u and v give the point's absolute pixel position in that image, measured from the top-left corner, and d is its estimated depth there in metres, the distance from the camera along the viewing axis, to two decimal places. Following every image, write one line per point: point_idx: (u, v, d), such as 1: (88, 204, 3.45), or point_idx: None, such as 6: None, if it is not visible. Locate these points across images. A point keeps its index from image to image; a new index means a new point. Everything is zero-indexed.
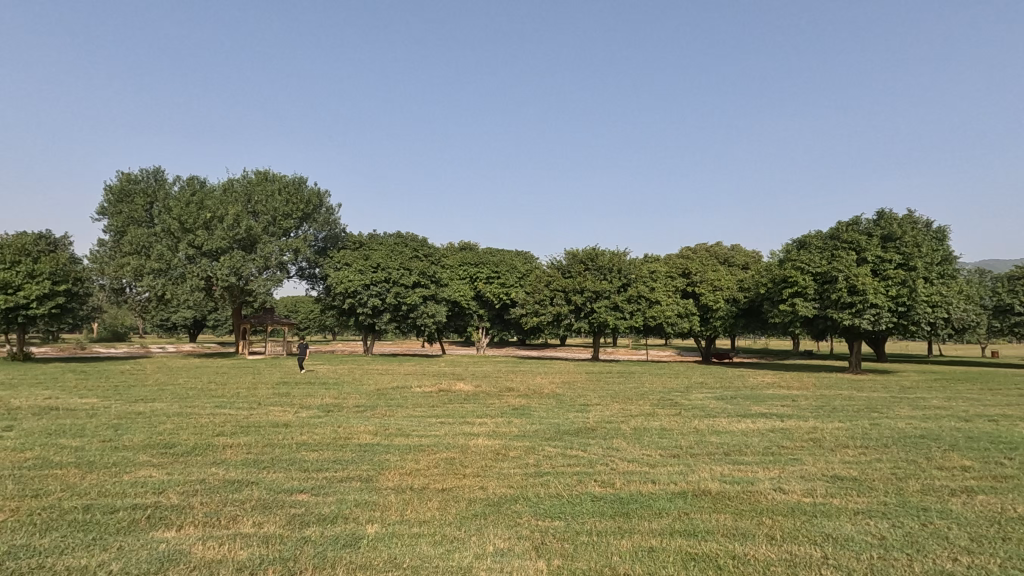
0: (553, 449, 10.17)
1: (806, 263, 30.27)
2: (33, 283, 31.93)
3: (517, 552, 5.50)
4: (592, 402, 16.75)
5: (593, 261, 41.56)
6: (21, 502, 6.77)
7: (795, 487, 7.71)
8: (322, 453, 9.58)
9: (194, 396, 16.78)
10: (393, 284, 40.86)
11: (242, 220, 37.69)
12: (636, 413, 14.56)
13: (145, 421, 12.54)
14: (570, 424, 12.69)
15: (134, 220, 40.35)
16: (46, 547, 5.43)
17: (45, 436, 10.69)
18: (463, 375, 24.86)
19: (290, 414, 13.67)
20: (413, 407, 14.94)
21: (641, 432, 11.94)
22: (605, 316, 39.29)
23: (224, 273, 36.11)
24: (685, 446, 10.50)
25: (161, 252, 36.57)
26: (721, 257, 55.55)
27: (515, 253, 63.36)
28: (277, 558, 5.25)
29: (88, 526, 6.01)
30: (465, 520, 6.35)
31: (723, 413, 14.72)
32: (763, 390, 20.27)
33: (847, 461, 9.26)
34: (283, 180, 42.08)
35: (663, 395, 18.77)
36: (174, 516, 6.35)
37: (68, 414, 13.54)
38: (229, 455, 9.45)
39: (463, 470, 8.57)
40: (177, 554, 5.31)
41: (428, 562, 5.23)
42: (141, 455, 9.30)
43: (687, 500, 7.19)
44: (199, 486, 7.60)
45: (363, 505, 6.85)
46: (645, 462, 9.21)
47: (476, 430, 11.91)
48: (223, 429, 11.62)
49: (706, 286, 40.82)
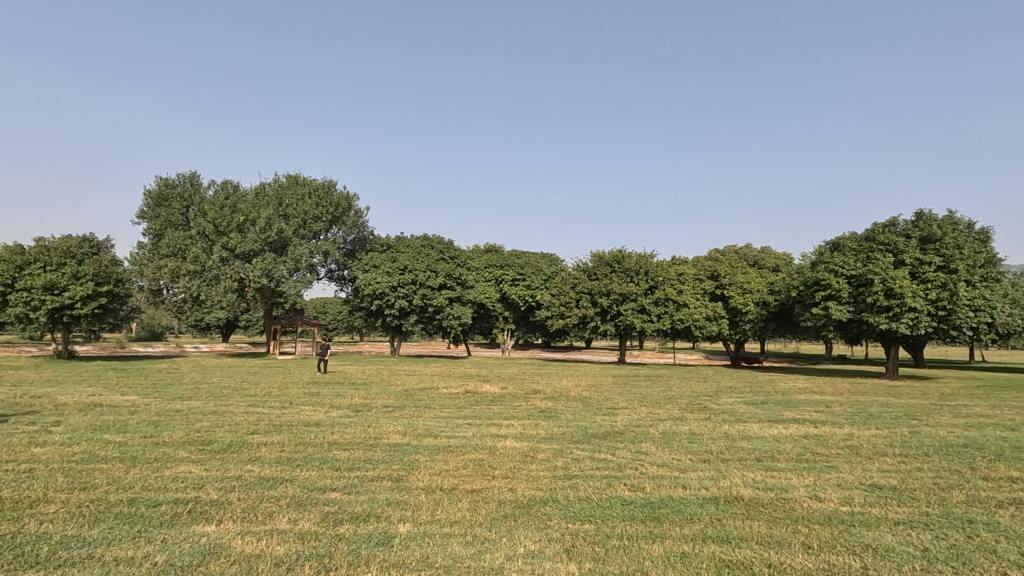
0: (581, 452, 10.13)
1: (840, 265, 29.53)
2: (77, 284, 33.25)
3: (548, 554, 5.50)
4: (619, 405, 16.62)
5: (619, 263, 41.33)
6: (71, 494, 7.06)
7: (831, 495, 7.53)
8: (352, 453, 9.72)
9: (228, 395, 17.20)
10: (420, 285, 41.27)
11: (274, 223, 38.62)
12: (665, 417, 14.39)
13: (183, 419, 12.92)
14: (598, 427, 12.62)
15: (171, 223, 41.54)
16: (95, 537, 5.66)
17: (89, 431, 11.10)
18: (489, 377, 24.92)
19: (320, 413, 13.90)
20: (441, 409, 15.05)
21: (671, 436, 11.80)
22: (632, 318, 38.92)
23: (257, 275, 37.07)
24: (715, 451, 10.35)
25: (196, 254, 37.61)
26: (750, 259, 54.52)
27: (541, 256, 63.30)
28: (313, 554, 5.37)
29: (134, 518, 6.23)
30: (496, 521, 6.38)
31: (753, 418, 14.43)
32: (796, 395, 19.78)
33: (886, 469, 8.99)
34: (314, 184, 42.82)
35: (692, 399, 18.52)
36: (214, 511, 6.55)
37: (111, 410, 14.03)
38: (263, 452, 9.68)
39: (492, 471, 8.63)
40: (219, 547, 5.48)
41: (460, 562, 5.27)
42: (181, 451, 9.60)
43: (719, 505, 7.08)
44: (236, 482, 7.81)
45: (394, 504, 6.93)
46: (675, 466, 9.10)
47: (503, 432, 11.95)
48: (256, 428, 11.91)
49: (735, 288, 40.07)
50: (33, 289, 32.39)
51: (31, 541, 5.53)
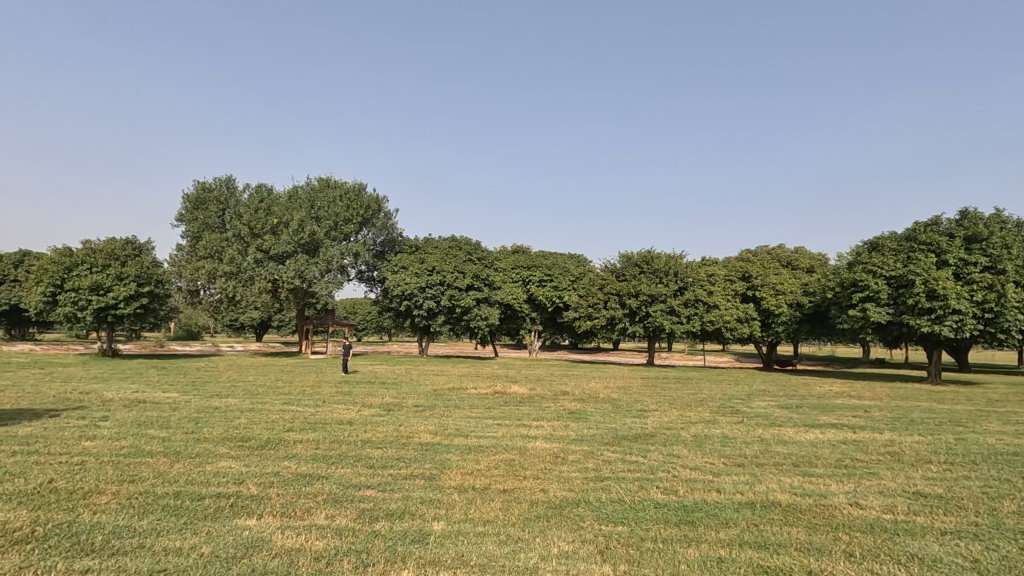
0: (612, 454, 10.07)
1: (878, 265, 28.64)
2: (121, 285, 34.56)
3: (581, 555, 5.50)
4: (650, 407, 16.43)
5: (648, 264, 41.04)
6: (121, 486, 7.37)
7: (873, 502, 7.32)
8: (386, 451, 9.87)
9: (263, 393, 17.62)
10: (448, 287, 41.54)
11: (306, 225, 39.53)
12: (696, 420, 14.19)
13: (221, 416, 13.31)
14: (628, 429, 12.50)
15: (209, 226, 42.76)
16: (146, 527, 5.90)
17: (135, 426, 11.55)
18: (516, 378, 25.12)
19: (352, 412, 14.16)
20: (470, 409, 15.16)
21: (703, 439, 11.64)
22: (661, 320, 38.50)
23: (290, 276, 38.01)
24: (750, 455, 10.17)
25: (232, 255, 38.60)
26: (783, 259, 53.22)
27: (568, 257, 62.91)
28: (351, 549, 5.49)
29: (180, 510, 6.48)
30: (529, 521, 6.41)
31: (789, 422, 14.09)
32: (832, 399, 19.23)
33: (931, 477, 8.68)
34: (344, 186, 43.54)
35: (723, 401, 18.24)
36: (255, 506, 6.74)
37: (154, 407, 14.58)
38: (300, 449, 9.93)
39: (523, 472, 8.67)
40: (261, 541, 5.63)
41: (495, 561, 5.31)
42: (221, 447, 9.92)
43: (755, 510, 6.96)
44: (275, 478, 8.02)
45: (428, 502, 7.03)
46: (709, 470, 8.98)
47: (533, 432, 11.96)
48: (292, 425, 12.20)
49: (767, 289, 38.95)
50: (80, 290, 33.83)
51: (86, 530, 5.79)
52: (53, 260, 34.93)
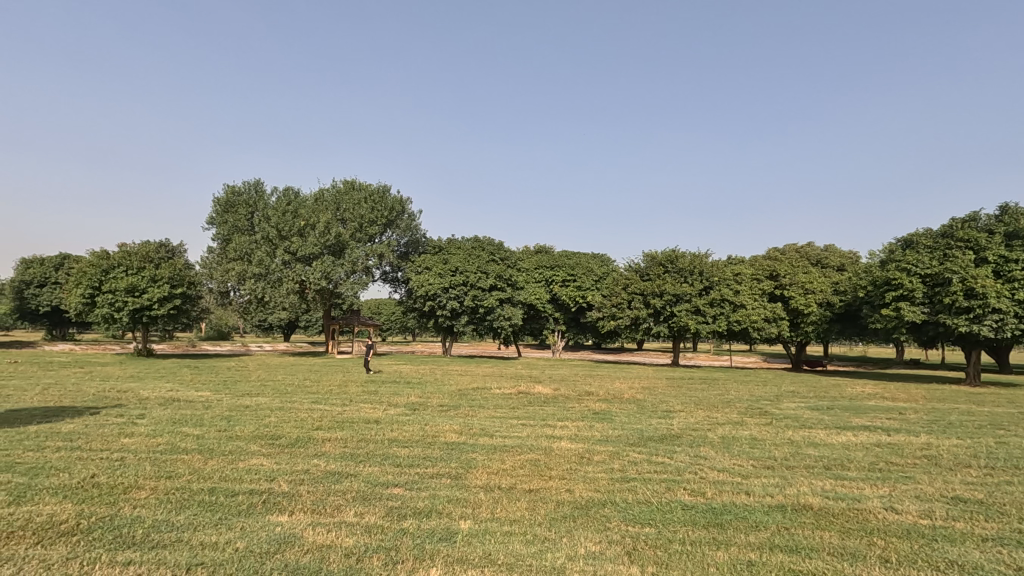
0: (638, 455, 9.99)
1: (913, 263, 27.77)
2: (155, 286, 35.60)
3: (609, 556, 5.48)
4: (675, 408, 16.26)
5: (672, 262, 40.69)
6: (158, 482, 7.61)
7: (909, 507, 7.12)
8: (412, 450, 9.99)
9: (292, 392, 17.97)
10: (471, 287, 41.73)
11: (332, 227, 40.25)
12: (724, 421, 14.00)
13: (252, 414, 13.64)
14: (654, 430, 12.37)
15: (238, 228, 43.72)
16: (183, 522, 6.09)
17: (170, 424, 11.92)
18: (540, 378, 25.14)
19: (379, 411, 14.36)
20: (495, 409, 15.22)
21: (730, 441, 11.47)
22: (685, 320, 38.08)
23: (317, 277, 38.72)
24: (780, 457, 9.98)
25: (261, 257, 39.39)
26: (812, 257, 52.08)
27: (592, 257, 62.54)
28: (380, 546, 5.58)
29: (215, 506, 6.66)
30: (555, 521, 6.42)
31: (820, 424, 13.79)
32: (865, 401, 18.71)
33: (971, 482, 8.39)
34: (369, 189, 44.02)
35: (751, 403, 17.94)
36: (286, 502, 6.89)
37: (188, 405, 14.99)
38: (328, 447, 10.09)
39: (549, 472, 8.67)
40: (292, 537, 5.75)
41: (521, 560, 5.33)
42: (253, 445, 10.16)
43: (786, 514, 6.83)
44: (305, 476, 8.19)
45: (455, 501, 7.09)
46: (737, 472, 8.84)
47: (558, 433, 11.94)
48: (320, 424, 12.42)
49: (796, 288, 38.05)
50: (117, 291, 34.99)
51: (127, 523, 5.99)
52: (91, 263, 36.18)
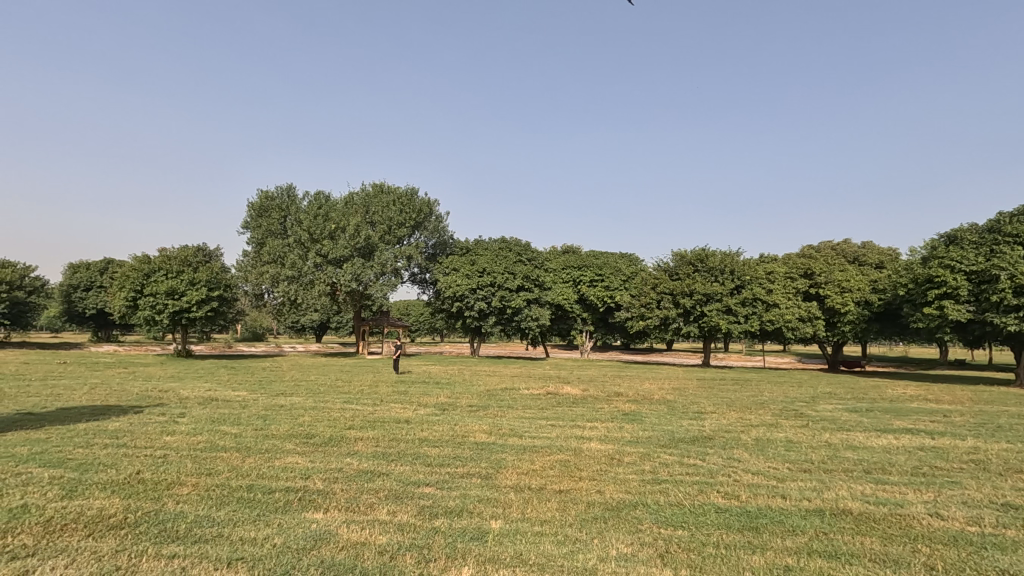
0: (669, 456, 9.87)
1: (957, 260, 26.69)
2: (193, 289, 36.79)
3: (641, 559, 5.42)
4: (707, 409, 16.00)
5: (702, 262, 40.08)
6: (199, 479, 7.87)
7: (955, 513, 6.85)
8: (442, 449, 10.08)
9: (325, 392, 18.34)
10: (499, 288, 41.83)
11: (362, 230, 40.97)
12: (757, 423, 13.71)
13: (287, 413, 13.98)
14: (685, 432, 12.20)
15: (271, 232, 44.80)
16: (223, 518, 6.28)
17: (209, 423, 12.31)
18: (569, 378, 25.09)
19: (409, 411, 14.54)
20: (523, 409, 15.25)
21: (764, 443, 11.22)
22: (717, 319, 37.44)
23: (347, 279, 39.46)
24: (816, 460, 9.72)
25: (294, 260, 40.21)
26: (849, 255, 50.48)
27: (620, 257, 61.95)
28: (413, 545, 5.64)
29: (253, 502, 6.85)
30: (586, 522, 6.40)
31: (858, 427, 13.38)
32: (906, 403, 18.07)
33: (1022, 488, 8.03)
34: (398, 192, 44.49)
35: (786, 404, 17.50)
36: (322, 500, 7.05)
37: (225, 404, 15.46)
38: (360, 446, 10.27)
39: (579, 473, 8.62)
40: (328, 534, 5.88)
41: (553, 561, 5.33)
42: (288, 443, 10.41)
43: (824, 519, 6.64)
44: (339, 474, 8.34)
45: (485, 501, 7.13)
46: (772, 475, 8.64)
47: (588, 433, 11.88)
48: (352, 423, 12.65)
49: (832, 287, 36.98)
50: (158, 295, 36.27)
51: (171, 518, 6.22)
52: (134, 267, 37.59)
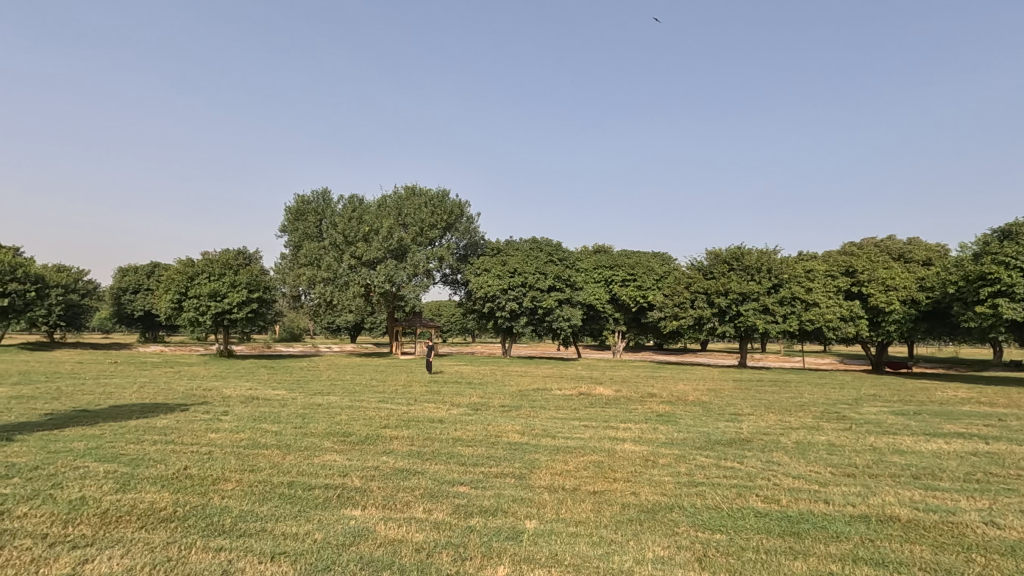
0: (706, 458, 9.71)
1: (1012, 256, 25.34)
2: (234, 291, 38.01)
3: (678, 562, 5.36)
4: (744, 411, 15.67)
5: (738, 260, 39.25)
6: (243, 475, 8.13)
7: (1013, 522, 6.52)
8: (476, 449, 10.16)
9: (361, 392, 18.67)
10: (530, 288, 41.81)
11: (395, 232, 41.67)
12: (797, 426, 13.33)
13: (324, 412, 14.33)
14: (722, 434, 11.97)
15: (308, 235, 45.84)
16: (266, 513, 6.48)
17: (251, 421, 12.71)
18: (602, 379, 24.94)
19: (443, 411, 14.69)
20: (556, 410, 15.24)
21: (805, 446, 10.90)
22: (753, 319, 36.58)
23: (381, 281, 40.14)
24: (861, 465, 9.38)
25: (329, 262, 41.11)
26: (894, 252, 48.51)
27: (653, 257, 61.14)
28: (449, 543, 5.71)
29: (294, 499, 7.05)
30: (621, 524, 6.36)
31: (906, 430, 12.87)
32: (957, 406, 17.28)
33: None
34: (429, 194, 44.81)
35: (828, 407, 16.96)
36: (359, 497, 7.20)
37: (266, 403, 15.93)
38: (396, 445, 10.43)
39: (614, 474, 8.56)
40: (366, 531, 6.00)
41: (589, 562, 5.32)
42: (326, 441, 10.66)
43: (870, 525, 6.42)
44: (375, 472, 8.51)
45: (520, 501, 7.15)
46: (814, 479, 8.40)
47: (621, 434, 11.78)
48: (388, 422, 12.84)
49: (875, 285, 35.62)
50: (201, 297, 37.57)
51: (217, 513, 6.44)
52: (178, 271, 39.04)
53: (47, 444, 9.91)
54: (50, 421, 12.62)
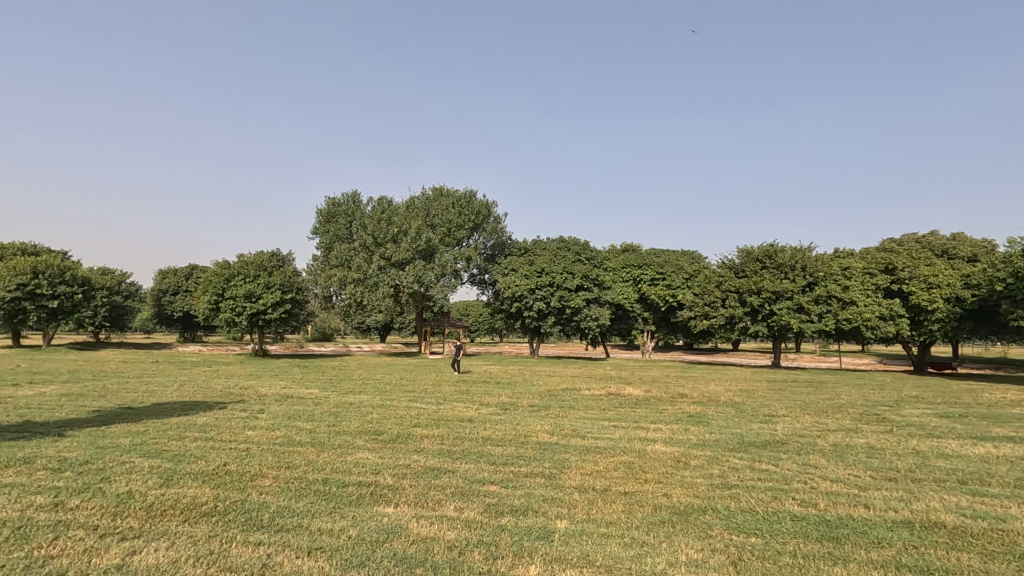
0: (739, 460, 9.53)
1: None
2: (268, 292, 38.98)
3: (713, 565, 5.28)
4: (778, 412, 15.31)
5: (771, 258, 38.40)
6: (279, 472, 8.35)
7: None
8: (505, 448, 10.20)
9: (391, 391, 18.89)
10: (557, 288, 41.70)
11: (423, 233, 42.08)
12: (835, 428, 12.97)
13: (357, 411, 14.59)
14: (755, 435, 11.73)
15: (339, 237, 46.63)
16: (302, 509, 6.63)
17: (286, 419, 13.03)
18: (631, 379, 24.73)
19: (472, 410, 14.78)
20: (585, 409, 15.19)
21: (844, 449, 10.58)
22: (787, 318, 35.68)
23: (409, 281, 40.56)
24: (903, 469, 9.07)
25: (359, 263, 41.75)
26: (937, 249, 46.67)
27: (683, 255, 60.27)
28: (481, 541, 5.75)
29: (328, 495, 7.21)
30: (653, 525, 6.29)
31: (951, 433, 12.38)
32: (1007, 409, 16.55)
33: None
34: (456, 195, 45.01)
35: (867, 408, 16.43)
36: (391, 495, 7.31)
37: (300, 401, 16.28)
38: (427, 444, 10.54)
39: (644, 475, 8.49)
40: (398, 528, 6.08)
41: (621, 563, 5.29)
42: (358, 439, 10.86)
43: (914, 532, 6.21)
44: (407, 470, 8.63)
45: (550, 500, 7.15)
46: (853, 483, 8.17)
47: (652, 435, 11.68)
48: (418, 421, 12.99)
49: (917, 282, 34.34)
50: (237, 298, 38.63)
51: (257, 508, 6.64)
52: (215, 272, 40.21)
53: (97, 439, 10.37)
54: (98, 418, 13.18)
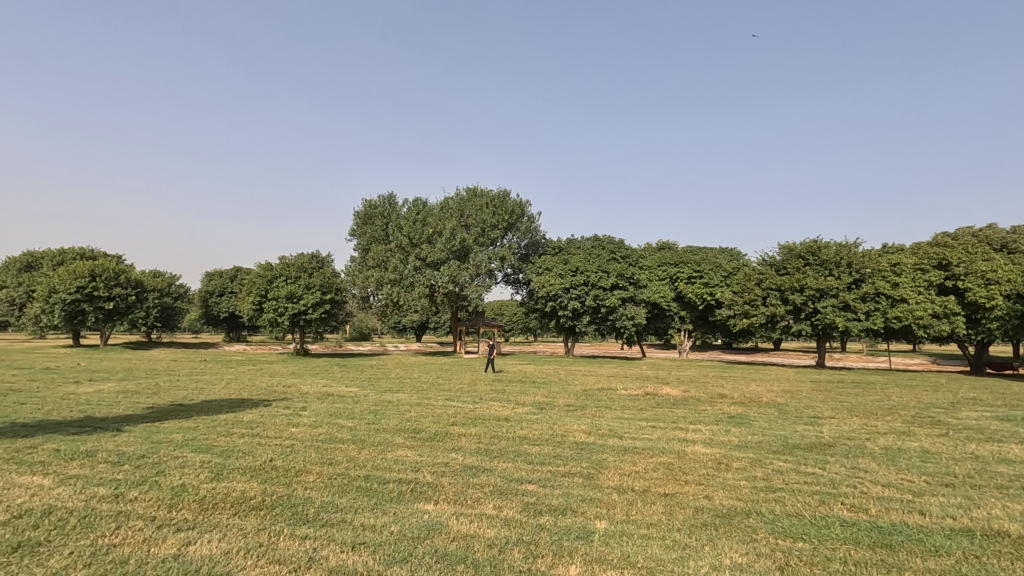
0: (783, 463, 9.25)
1: None
2: (309, 293, 40.05)
3: (758, 570, 5.15)
4: (824, 414, 14.79)
5: (814, 255, 37.20)
6: (322, 467, 8.58)
7: None
8: (543, 447, 10.18)
9: (428, 390, 19.12)
10: (592, 287, 41.42)
11: (457, 233, 42.46)
12: (886, 431, 12.42)
13: (395, 409, 14.83)
14: (800, 437, 11.37)
15: (375, 239, 47.48)
16: (345, 504, 6.79)
17: (328, 416, 13.36)
18: (669, 379, 24.33)
19: (509, 410, 14.80)
20: (622, 409, 15.02)
21: (896, 453, 10.13)
22: (832, 316, 34.44)
23: (444, 281, 41.04)
24: (961, 474, 8.63)
25: (395, 264, 42.39)
26: (995, 243, 44.26)
27: (720, 253, 58.93)
28: (521, 540, 5.76)
29: (370, 492, 7.36)
30: (695, 528, 6.18)
31: (1013, 438, 11.71)
32: None
33: None
34: (490, 195, 45.23)
35: (920, 410, 15.69)
36: (431, 492, 7.41)
37: (340, 400, 16.66)
38: (464, 443, 10.64)
39: (685, 476, 8.33)
40: (439, 525, 6.16)
41: (662, 564, 5.22)
42: (397, 437, 11.04)
43: (975, 540, 5.90)
44: (445, 468, 8.73)
45: (589, 501, 7.11)
46: (906, 488, 7.83)
47: (692, 436, 11.46)
48: (455, 420, 13.10)
49: (972, 278, 32.62)
50: (279, 298, 39.82)
51: (302, 502, 6.84)
52: (259, 274, 41.58)
53: (152, 434, 10.86)
54: (152, 414, 13.79)
